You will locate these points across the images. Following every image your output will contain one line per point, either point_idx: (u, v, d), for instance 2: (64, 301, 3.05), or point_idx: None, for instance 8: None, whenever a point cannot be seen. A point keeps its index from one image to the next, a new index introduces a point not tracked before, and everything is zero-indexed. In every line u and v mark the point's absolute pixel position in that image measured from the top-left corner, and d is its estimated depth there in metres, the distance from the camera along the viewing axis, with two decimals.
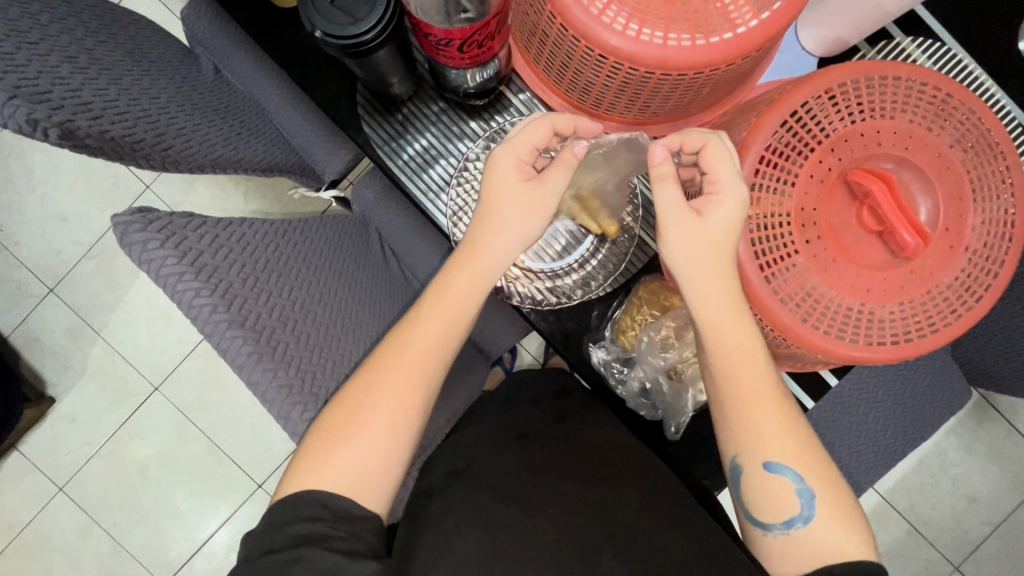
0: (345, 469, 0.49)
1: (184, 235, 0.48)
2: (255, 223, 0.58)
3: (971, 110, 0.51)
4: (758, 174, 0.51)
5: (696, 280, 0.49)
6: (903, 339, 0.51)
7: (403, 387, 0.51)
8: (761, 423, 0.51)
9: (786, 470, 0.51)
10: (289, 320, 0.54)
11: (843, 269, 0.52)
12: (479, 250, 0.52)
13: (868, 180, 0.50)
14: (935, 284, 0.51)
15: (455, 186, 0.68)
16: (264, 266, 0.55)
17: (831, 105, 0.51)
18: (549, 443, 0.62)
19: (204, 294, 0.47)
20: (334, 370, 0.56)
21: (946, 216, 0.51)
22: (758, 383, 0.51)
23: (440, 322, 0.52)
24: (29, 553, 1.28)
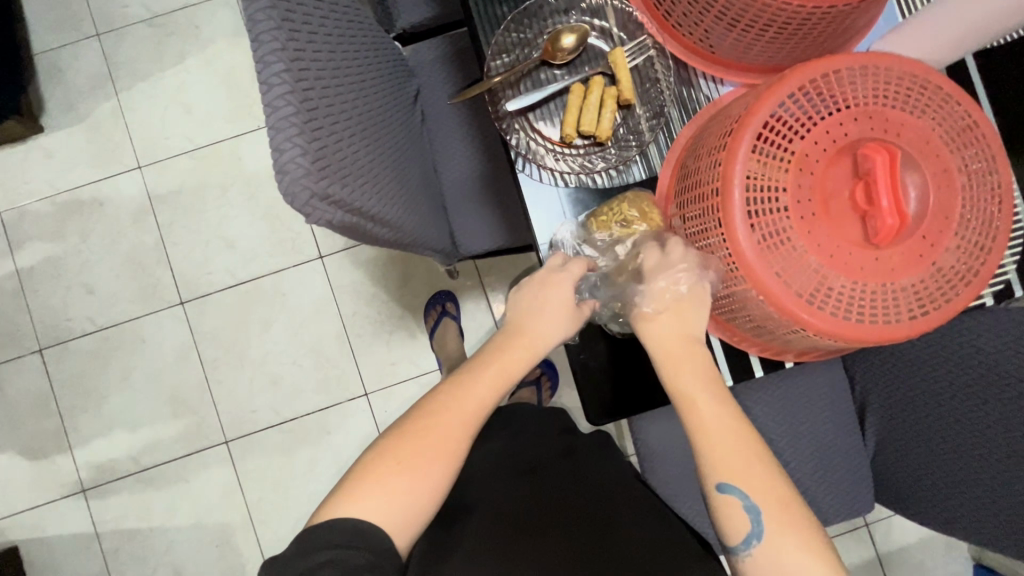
0: (391, 502, 0.52)
1: (287, 10, 0.48)
2: (339, 57, 0.59)
3: (983, 134, 0.52)
4: (766, 128, 0.53)
5: (653, 329, 0.61)
6: (854, 316, 0.51)
7: (451, 439, 0.56)
8: (726, 472, 0.55)
9: (734, 490, 0.55)
10: (334, 120, 0.53)
11: (826, 237, 0.52)
12: (529, 333, 0.62)
13: (873, 152, 0.51)
14: (909, 277, 0.52)
15: (512, 27, 0.65)
16: (334, 90, 0.55)
17: (846, 87, 0.53)
18: (559, 475, 0.72)
19: (278, 32, 0.46)
20: (354, 195, 0.53)
21: (932, 215, 0.52)
22: (730, 428, 0.57)
23: (489, 386, 0.59)
24: (39, 364, 1.45)
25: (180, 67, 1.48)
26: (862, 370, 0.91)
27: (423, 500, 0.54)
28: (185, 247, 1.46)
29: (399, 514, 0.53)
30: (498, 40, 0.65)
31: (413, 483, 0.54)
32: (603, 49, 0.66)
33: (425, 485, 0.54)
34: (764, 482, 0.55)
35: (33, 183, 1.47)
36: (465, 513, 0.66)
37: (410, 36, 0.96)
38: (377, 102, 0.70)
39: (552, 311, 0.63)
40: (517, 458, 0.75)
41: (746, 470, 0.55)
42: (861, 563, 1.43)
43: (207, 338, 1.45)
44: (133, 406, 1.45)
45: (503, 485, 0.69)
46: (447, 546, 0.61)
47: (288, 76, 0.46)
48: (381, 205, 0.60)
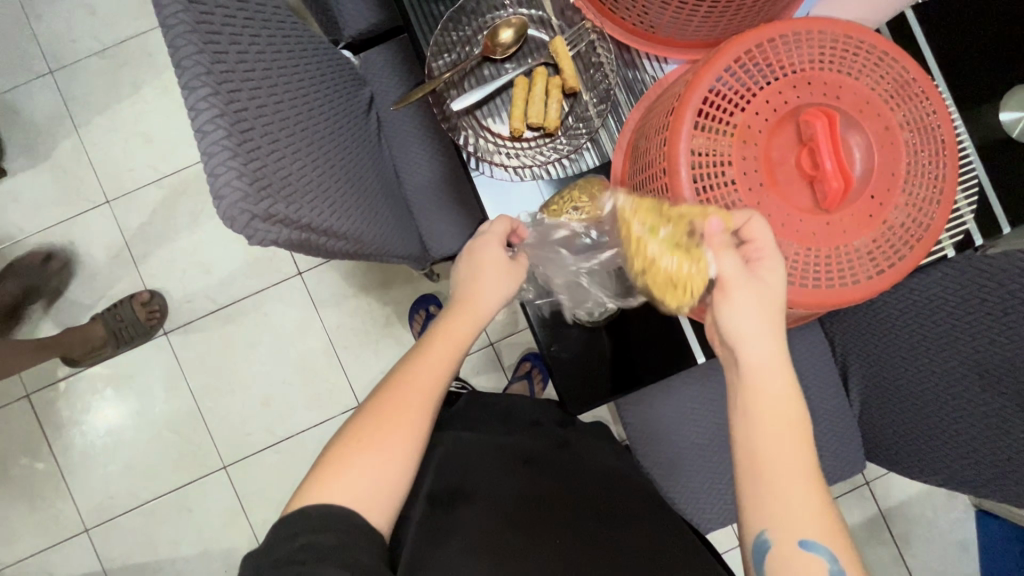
0: (357, 481, 0.50)
1: (212, 33, 0.48)
2: (275, 73, 0.58)
3: (921, 88, 0.53)
4: (706, 104, 0.52)
5: (756, 332, 0.48)
6: (811, 282, 0.52)
7: (411, 411, 0.54)
8: (798, 521, 0.45)
9: (819, 548, 0.44)
10: (273, 136, 0.53)
11: (775, 206, 0.52)
12: (475, 302, 0.59)
13: (814, 118, 0.51)
14: (860, 237, 0.52)
15: (450, 23, 0.65)
16: (272, 105, 0.54)
17: (782, 54, 0.52)
18: (555, 470, 0.71)
19: (202, 55, 0.45)
20: (301, 211, 0.52)
21: (878, 174, 0.52)
22: (804, 463, 0.46)
23: (445, 351, 0.57)
24: (29, 409, 1.44)
25: (138, 97, 1.46)
26: (840, 332, 0.92)
27: (397, 474, 0.52)
28: (164, 276, 1.45)
29: (366, 493, 0.50)
30: (437, 39, 0.65)
31: (377, 462, 0.51)
32: (543, 39, 0.66)
33: (399, 461, 0.52)
34: (847, 544, 0.45)
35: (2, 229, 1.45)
36: (462, 502, 0.63)
37: (360, 44, 0.95)
38: (324, 113, 0.70)
39: (486, 280, 0.60)
40: (515, 447, 0.73)
41: (831, 526, 0.45)
42: (862, 522, 1.44)
43: (195, 366, 1.45)
44: (129, 442, 1.44)
45: (505, 478, 0.67)
46: (442, 536, 0.59)
47: (217, 99, 0.45)
48: (334, 218, 0.60)
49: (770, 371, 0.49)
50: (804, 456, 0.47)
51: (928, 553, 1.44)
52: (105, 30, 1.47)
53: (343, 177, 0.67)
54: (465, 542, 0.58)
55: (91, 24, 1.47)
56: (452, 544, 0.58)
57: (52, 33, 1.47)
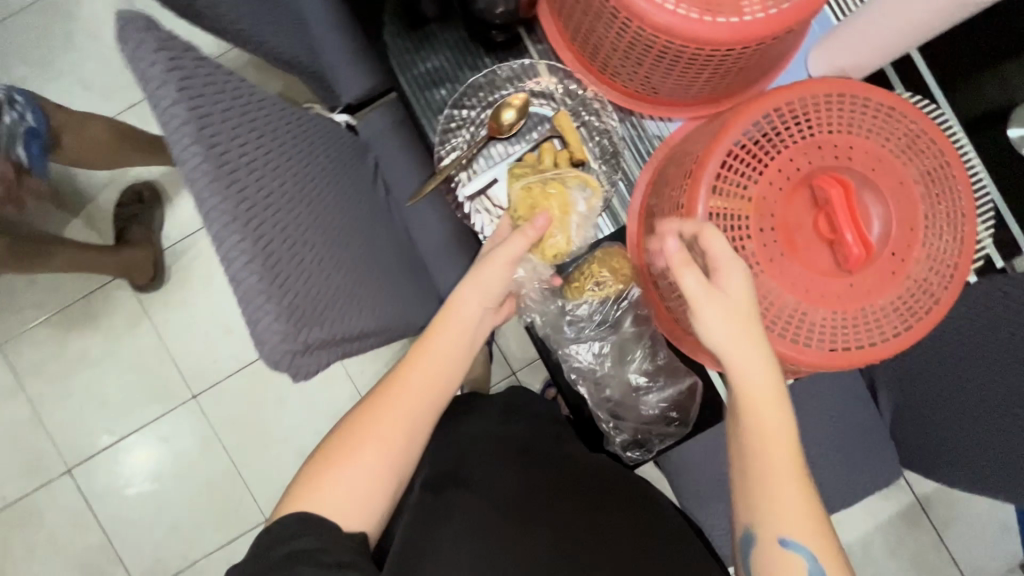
0: (338, 488, 0.58)
1: (234, 173, 0.49)
2: (291, 184, 0.59)
3: (932, 140, 0.53)
4: (719, 179, 0.53)
5: (733, 350, 0.49)
6: (840, 345, 0.52)
7: (390, 431, 0.60)
8: (780, 526, 0.49)
9: (801, 548, 0.48)
10: (300, 257, 0.54)
11: (796, 272, 0.53)
12: (455, 305, 0.62)
13: (828, 184, 0.51)
14: (884, 295, 0.52)
15: (454, 107, 0.66)
16: (293, 221, 0.56)
17: (788, 121, 0.53)
18: (551, 463, 0.71)
19: (226, 202, 0.46)
20: (333, 326, 0.53)
21: (897, 231, 0.52)
22: (784, 464, 0.50)
23: (424, 372, 0.62)
24: (71, 483, 1.47)
25: (141, 167, 1.48)
26: None
27: (372, 484, 0.59)
28: (187, 339, 1.48)
29: (345, 503, 0.58)
30: (442, 124, 0.65)
31: (355, 475, 0.59)
32: (546, 112, 0.67)
33: (373, 471, 0.59)
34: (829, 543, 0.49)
35: (25, 310, 1.48)
36: (457, 484, 0.65)
37: (357, 105, 0.92)
38: (339, 204, 0.71)
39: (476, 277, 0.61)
40: (512, 438, 0.74)
41: (813, 525, 0.49)
42: (898, 515, 1.45)
43: (226, 424, 1.47)
44: (172, 503, 1.47)
45: (502, 468, 0.68)
46: (436, 517, 0.61)
47: (246, 242, 0.46)
48: (363, 317, 0.61)
49: (758, 382, 0.50)
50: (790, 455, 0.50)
51: (968, 536, 1.45)
52: (103, 104, 1.48)
53: (365, 269, 0.68)
54: (471, 525, 0.60)
55: (88, 99, 1.48)
56: (454, 525, 0.60)
57: None
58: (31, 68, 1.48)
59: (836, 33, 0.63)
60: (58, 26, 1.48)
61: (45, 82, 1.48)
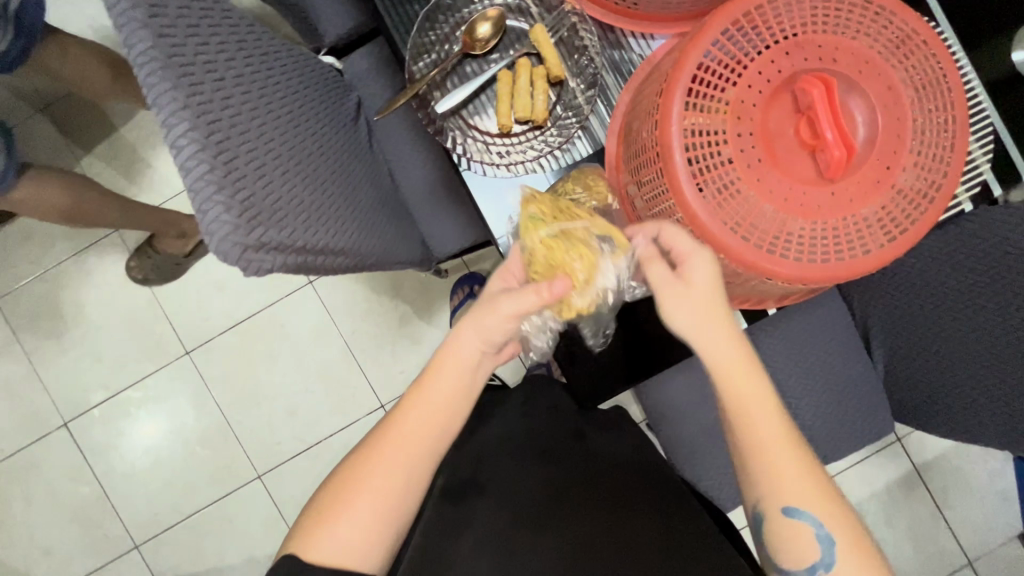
0: (336, 542, 0.54)
1: (186, 65, 0.47)
2: (257, 95, 0.58)
3: (923, 40, 0.50)
4: (697, 80, 0.50)
5: (699, 336, 0.52)
6: (819, 257, 0.50)
7: (388, 471, 0.56)
8: (784, 497, 0.51)
9: (807, 516, 0.51)
10: (258, 161, 0.52)
11: (775, 179, 0.50)
12: (452, 351, 0.58)
13: (810, 85, 0.48)
14: (868, 204, 0.50)
15: (426, 21, 0.63)
16: (255, 129, 0.54)
17: (771, 20, 0.50)
18: (573, 464, 0.70)
19: (176, 91, 0.45)
20: (292, 233, 0.52)
21: (883, 137, 0.49)
22: (780, 437, 0.52)
23: (420, 415, 0.58)
24: (68, 437, 1.49)
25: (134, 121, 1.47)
26: (855, 294, 0.90)
27: (374, 521, 0.55)
28: (180, 295, 1.48)
29: (346, 549, 0.54)
30: (415, 39, 0.64)
31: (355, 514, 0.55)
32: (523, 28, 0.64)
33: (376, 504, 0.56)
34: (839, 517, 0.51)
35: (21, 266, 1.49)
36: (476, 492, 0.67)
37: (342, 48, 0.94)
38: (312, 129, 0.69)
39: (482, 322, 0.56)
40: (532, 438, 0.73)
41: (819, 499, 0.51)
42: (895, 485, 1.43)
43: (219, 381, 1.48)
44: (167, 459, 1.49)
45: (518, 472, 0.68)
46: (457, 527, 0.64)
47: (195, 133, 0.45)
48: (329, 235, 0.60)
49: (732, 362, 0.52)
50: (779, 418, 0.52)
51: (967, 504, 1.42)
52: None
53: (337, 194, 0.67)
54: (481, 534, 0.62)
55: None
56: (472, 539, 0.62)
57: None
58: None
59: None
60: None
61: None
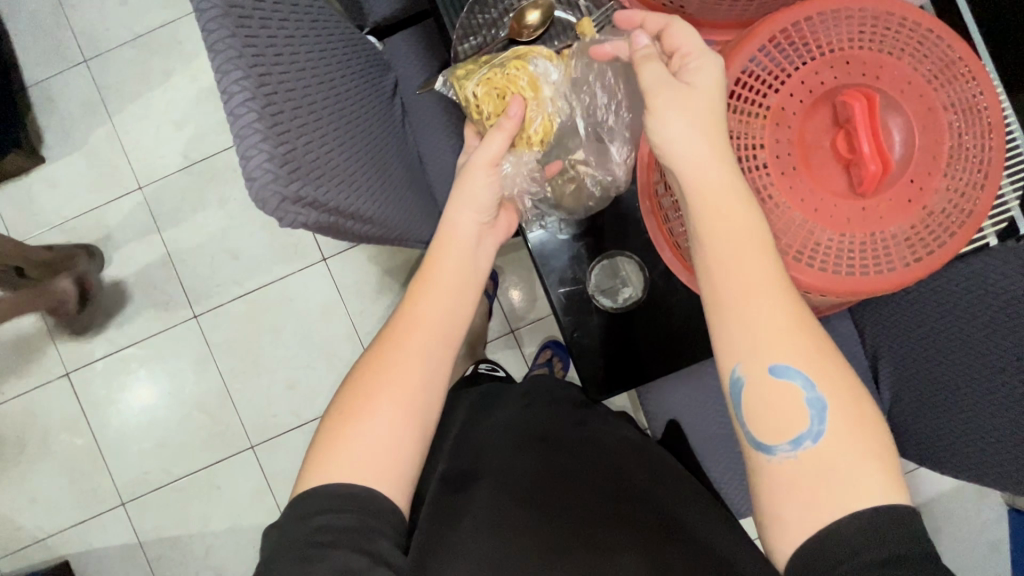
0: (361, 440, 0.56)
1: (245, 17, 0.49)
2: (305, 55, 0.59)
3: (968, 67, 0.50)
4: (743, 80, 0.51)
5: (696, 149, 0.49)
6: (844, 270, 0.50)
7: (400, 365, 0.59)
8: (771, 353, 0.46)
9: (795, 374, 0.46)
10: (302, 118, 0.53)
11: (807, 188, 0.51)
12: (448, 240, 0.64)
13: (852, 99, 0.49)
14: (894, 224, 0.50)
15: (477, 8, 0.68)
16: (301, 87, 0.55)
17: (822, 31, 0.50)
18: (572, 447, 0.66)
19: (233, 39, 0.46)
20: (327, 191, 0.53)
21: (919, 158, 0.50)
22: (768, 275, 0.47)
23: (431, 305, 0.61)
24: (69, 388, 1.50)
25: (168, 85, 1.49)
26: (869, 322, 0.90)
27: (392, 438, 0.57)
28: (194, 258, 1.49)
29: (366, 462, 0.55)
30: (465, 23, 0.69)
31: (371, 426, 0.57)
32: (571, 21, 0.70)
33: (391, 414, 0.57)
34: (833, 372, 0.47)
35: (42, 215, 1.50)
36: (474, 481, 0.61)
37: (385, 29, 0.95)
38: (351, 97, 0.70)
39: (465, 197, 0.63)
40: (532, 427, 0.70)
41: (808, 354, 0.47)
42: None
43: (223, 347, 1.49)
44: (162, 419, 1.49)
45: (518, 455, 0.64)
46: (455, 512, 0.58)
47: (248, 83, 0.46)
48: (360, 201, 0.61)
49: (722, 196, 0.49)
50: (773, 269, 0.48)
51: (958, 549, 1.41)
52: (136, 19, 1.50)
53: (369, 161, 0.68)
54: (481, 521, 0.55)
55: (123, 14, 1.50)
56: (471, 523, 0.55)
57: (86, 22, 1.51)
58: None
59: None
60: None
61: None
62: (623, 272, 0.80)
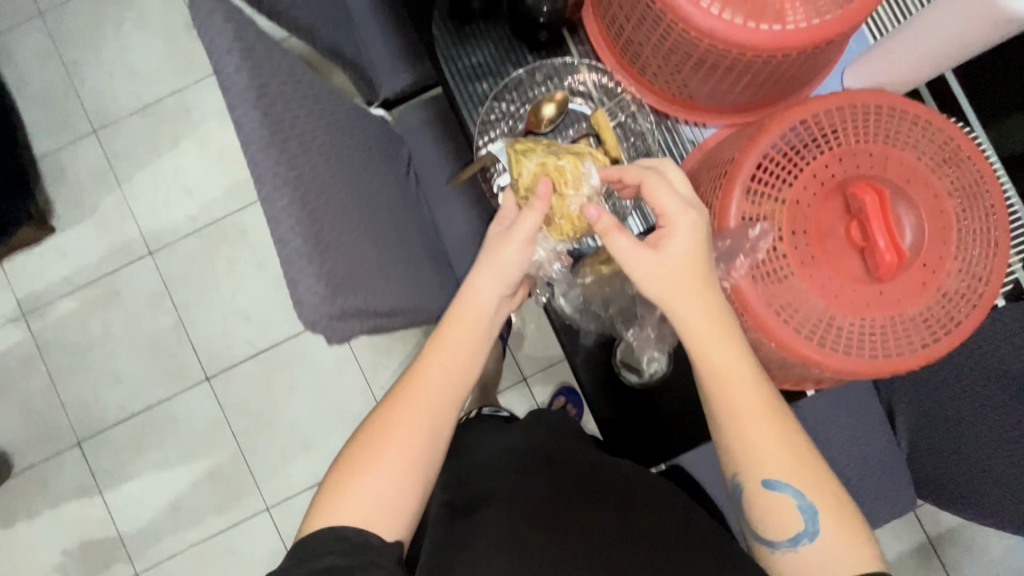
0: (370, 490, 0.57)
1: (285, 143, 0.51)
2: (333, 163, 0.61)
3: (969, 154, 0.53)
4: (758, 174, 0.54)
5: (677, 307, 0.53)
6: (869, 352, 0.52)
7: (412, 423, 0.59)
8: (757, 464, 0.55)
9: (784, 488, 0.55)
10: (338, 229, 0.55)
11: (824, 274, 0.53)
12: (471, 300, 0.61)
13: (862, 193, 0.52)
14: (909, 309, 0.52)
15: (493, 102, 0.68)
16: (334, 197, 0.57)
17: (830, 127, 0.54)
18: (577, 471, 0.69)
19: (279, 167, 0.48)
20: (366, 300, 0.55)
21: (930, 244, 0.53)
22: (754, 409, 0.54)
23: (443, 364, 0.61)
24: (80, 456, 1.49)
25: (177, 151, 1.52)
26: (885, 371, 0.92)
27: (398, 489, 0.58)
28: (205, 321, 1.50)
29: (375, 508, 0.57)
30: (482, 116, 0.68)
31: (376, 478, 0.58)
32: (584, 112, 0.69)
33: (399, 468, 0.58)
34: (821, 483, 0.55)
35: (52, 283, 1.52)
36: (483, 504, 0.65)
37: (393, 102, 0.98)
38: (374, 187, 0.72)
39: (499, 267, 0.61)
40: (539, 451, 0.73)
41: (791, 468, 0.55)
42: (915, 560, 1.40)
43: (235, 408, 1.48)
44: (174, 484, 1.48)
45: (526, 479, 0.67)
46: (466, 540, 0.60)
47: (293, 208, 0.48)
48: (392, 297, 0.63)
49: (707, 336, 0.53)
50: (761, 402, 0.55)
51: None
52: (145, 90, 1.54)
53: (395, 253, 0.70)
54: (495, 538, 0.59)
55: (132, 85, 1.54)
56: (485, 543, 0.59)
57: (95, 93, 1.54)
58: (81, 51, 1.55)
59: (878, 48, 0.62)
60: (113, 11, 1.55)
61: (93, 64, 1.55)
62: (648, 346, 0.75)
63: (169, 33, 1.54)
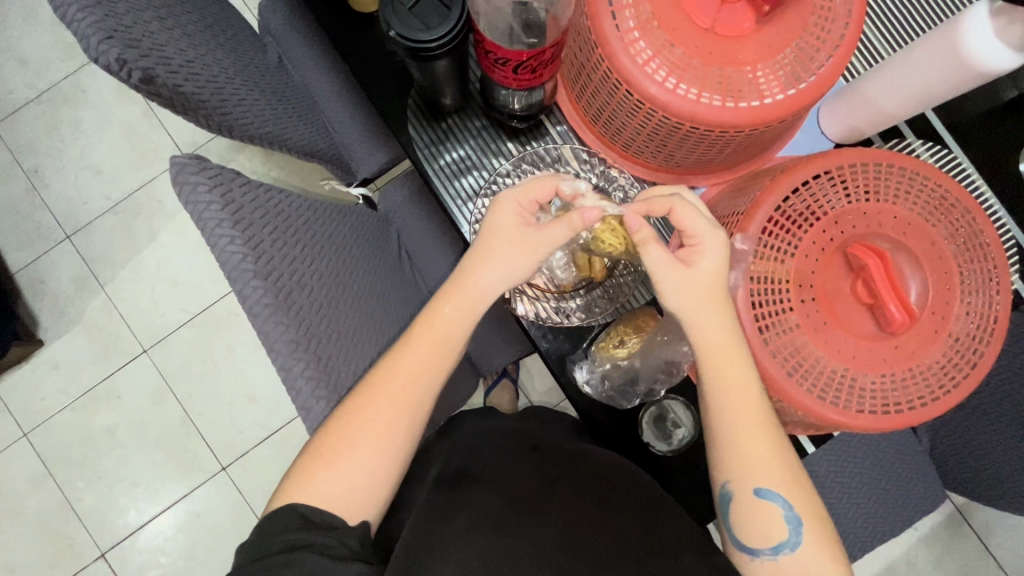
0: (342, 475, 0.54)
1: (291, 292, 0.52)
2: (332, 284, 0.61)
3: (957, 199, 0.54)
4: (761, 244, 0.54)
5: (696, 323, 0.53)
6: (894, 409, 0.53)
7: (391, 417, 0.56)
8: (751, 461, 0.54)
9: (774, 497, 0.53)
10: (345, 357, 0.59)
11: (836, 334, 0.54)
12: (469, 284, 0.57)
13: (864, 254, 0.53)
14: (918, 361, 0.54)
15: (483, 196, 0.68)
16: (336, 325, 0.58)
17: (825, 189, 0.55)
18: (561, 455, 0.68)
19: (288, 330, 0.50)
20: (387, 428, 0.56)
21: (933, 293, 0.54)
22: (753, 411, 0.53)
23: (428, 350, 0.57)
24: (107, 568, 1.46)
25: (156, 244, 1.50)
26: None
27: (372, 483, 0.55)
28: (211, 410, 1.48)
29: (344, 497, 0.53)
30: (474, 213, 0.68)
31: (348, 469, 0.54)
32: None
33: (370, 466, 0.55)
34: (806, 493, 0.54)
35: (49, 397, 1.49)
36: (469, 481, 0.63)
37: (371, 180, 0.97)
38: (369, 277, 0.72)
39: (511, 255, 0.56)
40: (525, 439, 0.73)
41: (785, 475, 0.54)
42: (960, 538, 1.41)
43: (257, 492, 1.46)
44: None
45: (512, 464, 0.66)
46: (449, 511, 0.58)
47: (312, 371, 0.51)
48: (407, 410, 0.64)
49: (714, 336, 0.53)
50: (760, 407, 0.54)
51: None
52: (113, 187, 1.51)
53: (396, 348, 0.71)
54: (478, 513, 0.57)
55: (99, 184, 1.51)
56: (468, 518, 0.57)
57: (61, 198, 1.51)
58: (42, 158, 1.52)
59: (852, 94, 0.62)
60: (67, 112, 1.52)
61: (56, 170, 1.52)
62: (671, 411, 0.73)
63: (127, 126, 1.52)
